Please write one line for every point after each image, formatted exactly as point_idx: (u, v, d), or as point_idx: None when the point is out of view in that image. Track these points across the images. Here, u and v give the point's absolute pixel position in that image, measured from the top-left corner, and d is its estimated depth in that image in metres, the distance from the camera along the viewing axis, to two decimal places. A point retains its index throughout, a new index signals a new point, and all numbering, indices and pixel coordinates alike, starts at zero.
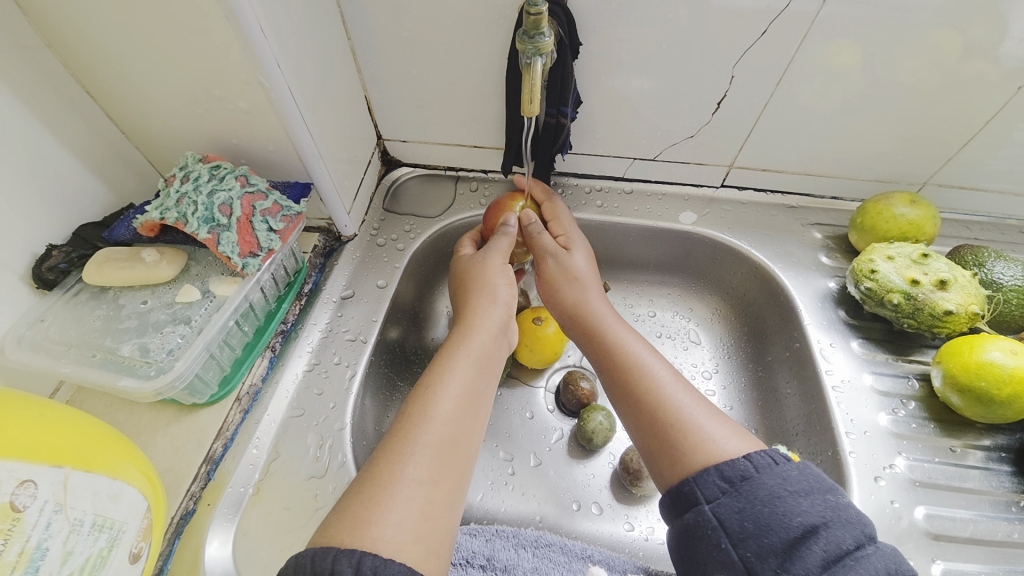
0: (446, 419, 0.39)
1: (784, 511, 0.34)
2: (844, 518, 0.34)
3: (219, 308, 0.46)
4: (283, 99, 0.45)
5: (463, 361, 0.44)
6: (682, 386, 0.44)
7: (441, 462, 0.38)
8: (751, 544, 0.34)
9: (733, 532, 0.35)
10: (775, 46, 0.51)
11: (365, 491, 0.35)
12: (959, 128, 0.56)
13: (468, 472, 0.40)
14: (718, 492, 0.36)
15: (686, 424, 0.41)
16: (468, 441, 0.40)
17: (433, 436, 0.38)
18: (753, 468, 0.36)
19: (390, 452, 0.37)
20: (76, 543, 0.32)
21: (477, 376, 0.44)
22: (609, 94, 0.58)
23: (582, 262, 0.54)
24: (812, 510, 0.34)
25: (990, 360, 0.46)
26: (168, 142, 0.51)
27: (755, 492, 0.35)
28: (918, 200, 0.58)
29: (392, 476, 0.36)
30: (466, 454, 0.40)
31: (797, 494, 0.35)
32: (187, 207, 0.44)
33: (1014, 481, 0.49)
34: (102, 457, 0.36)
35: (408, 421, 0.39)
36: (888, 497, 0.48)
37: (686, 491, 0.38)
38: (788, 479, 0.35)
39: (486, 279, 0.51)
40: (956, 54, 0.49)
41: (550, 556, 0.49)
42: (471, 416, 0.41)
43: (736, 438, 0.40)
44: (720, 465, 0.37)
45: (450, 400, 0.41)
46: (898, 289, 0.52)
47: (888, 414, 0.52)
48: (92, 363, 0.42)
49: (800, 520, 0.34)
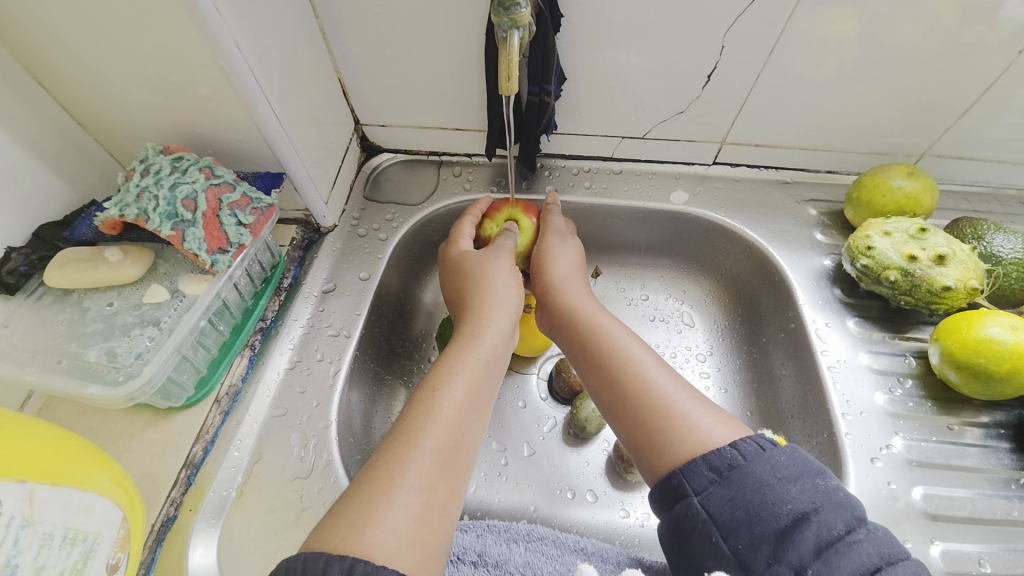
0: (449, 425, 0.38)
1: (774, 498, 0.34)
2: (834, 502, 0.33)
3: (189, 308, 0.42)
4: (247, 83, 0.42)
5: (468, 364, 0.42)
6: (666, 372, 0.43)
7: (442, 466, 0.36)
8: (743, 535, 0.33)
9: (725, 524, 0.34)
10: (767, 14, 0.48)
11: (362, 495, 0.34)
12: (958, 95, 0.54)
13: (467, 480, 0.38)
14: (707, 482, 0.36)
15: (673, 414, 0.40)
16: (469, 445, 0.39)
17: (434, 441, 0.37)
18: (741, 456, 0.36)
19: (385, 456, 0.36)
20: (47, 559, 0.31)
21: (483, 377, 0.42)
22: (595, 69, 0.55)
23: (574, 254, 0.55)
24: (803, 496, 0.33)
25: (989, 337, 0.44)
26: (131, 133, 0.48)
27: (745, 481, 0.35)
28: (916, 172, 0.56)
29: (390, 480, 0.34)
30: (466, 460, 0.38)
31: (786, 481, 0.34)
32: (147, 202, 0.40)
33: (1011, 458, 0.48)
34: (69, 468, 0.34)
35: (408, 424, 0.38)
36: (885, 478, 0.47)
37: (675, 483, 0.37)
38: (777, 466, 0.35)
39: (485, 273, 0.50)
40: (958, 16, 0.47)
41: (542, 550, 0.46)
42: (474, 419, 0.40)
43: (722, 425, 0.39)
44: (707, 456, 0.36)
45: (452, 404, 0.39)
46: (895, 266, 0.51)
47: (885, 394, 0.51)
48: (57, 370, 0.38)
49: (790, 507, 0.33)
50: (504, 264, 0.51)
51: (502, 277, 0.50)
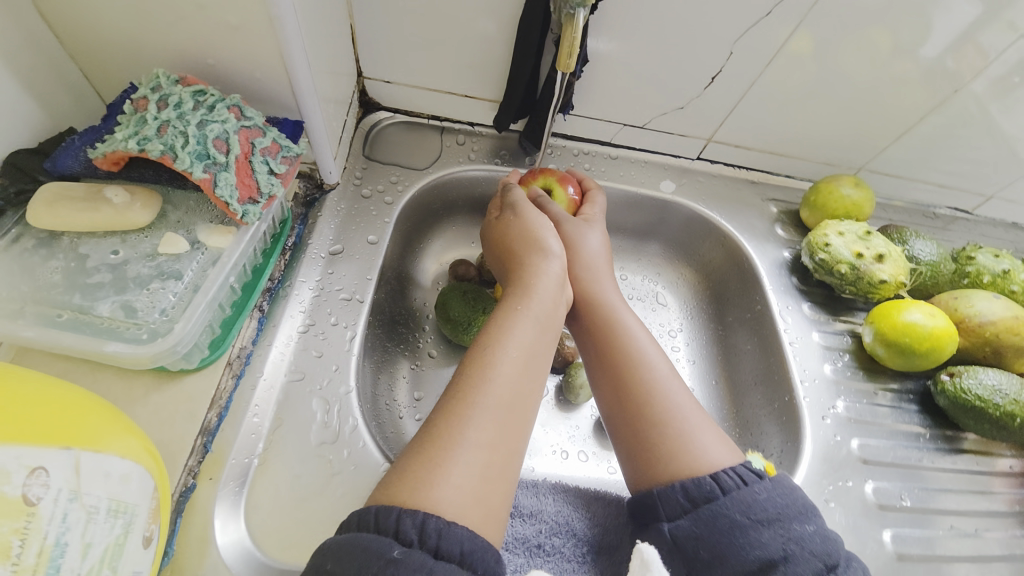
0: (509, 383, 0.40)
1: (744, 542, 0.37)
2: (804, 553, 0.36)
3: (214, 262, 0.38)
4: (288, 17, 0.38)
5: (525, 325, 0.44)
6: (676, 382, 0.47)
7: (502, 424, 0.38)
8: (709, 568, 0.38)
9: (691, 557, 0.39)
10: (772, 30, 0.54)
11: (427, 451, 0.35)
12: (897, 123, 0.65)
13: (524, 438, 0.40)
14: (679, 512, 0.40)
15: (674, 425, 0.44)
16: (526, 404, 0.40)
17: (495, 399, 0.38)
18: (716, 494, 0.39)
19: (447, 416, 0.37)
20: (94, 534, 0.28)
21: (539, 340, 0.44)
22: (615, 55, 0.58)
23: (597, 241, 0.57)
24: (772, 543, 0.37)
25: (912, 321, 0.56)
26: (122, 57, 0.41)
27: (716, 521, 0.38)
28: (861, 184, 0.67)
29: (453, 439, 0.36)
30: (523, 419, 0.40)
31: (758, 527, 0.37)
32: (174, 138, 0.36)
33: (919, 417, 0.61)
34: (101, 435, 0.30)
35: (469, 382, 0.39)
36: (832, 432, 0.58)
37: (651, 504, 0.42)
38: (753, 509, 0.38)
39: (524, 242, 0.51)
40: (910, 57, 0.57)
41: (569, 499, 0.50)
42: (530, 380, 0.41)
43: (717, 450, 0.42)
44: (686, 484, 0.40)
45: (512, 363, 0.41)
46: (846, 261, 0.61)
47: (830, 365, 0.62)
48: (58, 326, 0.33)
49: (757, 553, 0.37)
50: (546, 225, 0.52)
51: (547, 239, 0.51)
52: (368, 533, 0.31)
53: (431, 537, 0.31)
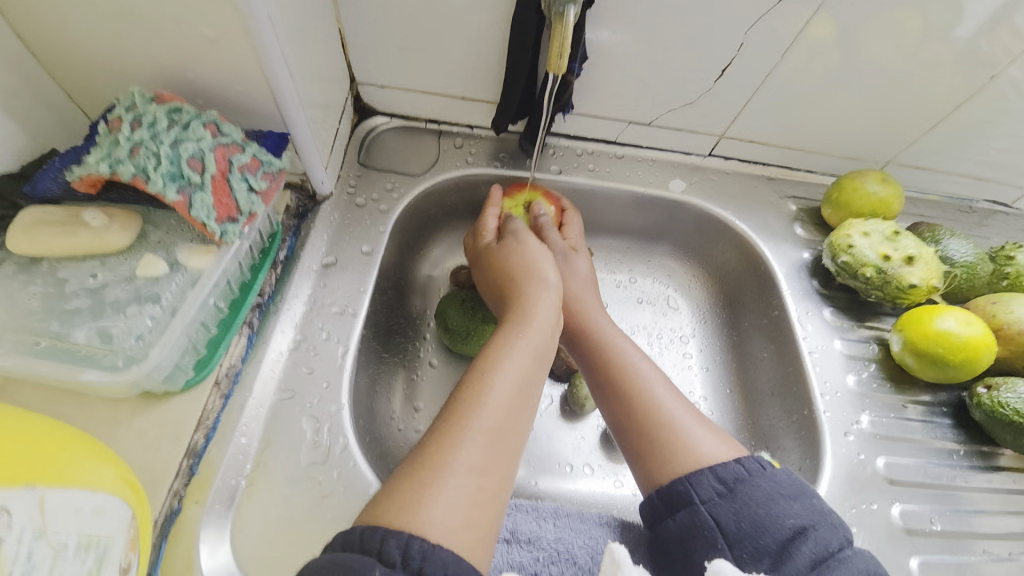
0: (502, 408, 0.38)
1: (778, 512, 0.38)
2: (830, 522, 0.37)
3: (194, 283, 0.38)
4: (262, 28, 0.37)
5: (520, 349, 0.42)
6: (672, 391, 0.47)
7: (494, 450, 0.36)
8: (747, 545, 0.37)
9: (730, 533, 0.38)
10: (786, 17, 0.50)
11: (416, 475, 0.33)
12: (929, 112, 0.60)
13: (516, 464, 0.38)
14: (713, 494, 0.40)
15: (677, 429, 0.44)
16: (518, 429, 0.38)
17: (487, 424, 0.36)
18: (745, 472, 0.40)
19: (438, 437, 0.36)
20: (62, 570, 0.27)
21: (534, 365, 0.42)
22: (616, 51, 0.54)
23: (583, 267, 0.57)
24: (803, 512, 0.38)
25: (946, 330, 0.52)
26: (102, 74, 0.40)
27: (750, 495, 0.39)
28: (888, 179, 0.62)
29: (443, 461, 0.34)
30: (515, 445, 0.38)
31: (788, 498, 0.38)
32: (146, 160, 0.35)
33: (953, 432, 0.56)
34: (73, 469, 0.30)
35: (462, 404, 0.37)
36: (856, 450, 0.54)
37: (681, 491, 0.41)
38: (780, 483, 0.39)
39: (516, 264, 0.51)
40: (943, 40, 0.52)
41: (571, 525, 0.48)
42: (523, 406, 0.40)
43: (723, 444, 0.43)
44: (714, 468, 0.40)
45: (505, 387, 0.39)
46: (871, 264, 0.56)
47: (854, 376, 0.58)
48: (36, 354, 0.33)
49: (791, 521, 0.37)
50: (538, 252, 0.52)
51: (540, 263, 0.51)
52: (355, 551, 0.30)
53: (414, 558, 0.29)
